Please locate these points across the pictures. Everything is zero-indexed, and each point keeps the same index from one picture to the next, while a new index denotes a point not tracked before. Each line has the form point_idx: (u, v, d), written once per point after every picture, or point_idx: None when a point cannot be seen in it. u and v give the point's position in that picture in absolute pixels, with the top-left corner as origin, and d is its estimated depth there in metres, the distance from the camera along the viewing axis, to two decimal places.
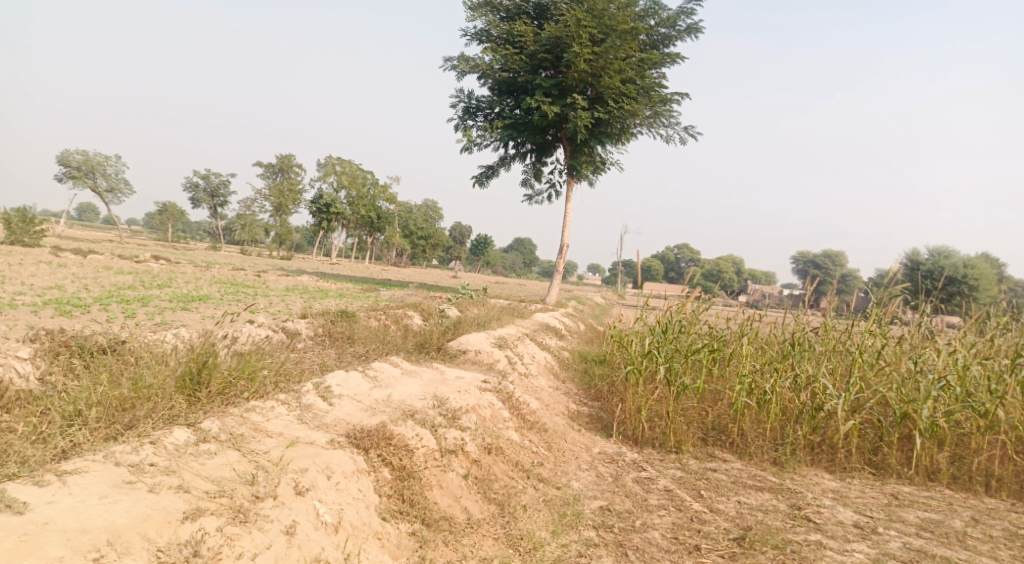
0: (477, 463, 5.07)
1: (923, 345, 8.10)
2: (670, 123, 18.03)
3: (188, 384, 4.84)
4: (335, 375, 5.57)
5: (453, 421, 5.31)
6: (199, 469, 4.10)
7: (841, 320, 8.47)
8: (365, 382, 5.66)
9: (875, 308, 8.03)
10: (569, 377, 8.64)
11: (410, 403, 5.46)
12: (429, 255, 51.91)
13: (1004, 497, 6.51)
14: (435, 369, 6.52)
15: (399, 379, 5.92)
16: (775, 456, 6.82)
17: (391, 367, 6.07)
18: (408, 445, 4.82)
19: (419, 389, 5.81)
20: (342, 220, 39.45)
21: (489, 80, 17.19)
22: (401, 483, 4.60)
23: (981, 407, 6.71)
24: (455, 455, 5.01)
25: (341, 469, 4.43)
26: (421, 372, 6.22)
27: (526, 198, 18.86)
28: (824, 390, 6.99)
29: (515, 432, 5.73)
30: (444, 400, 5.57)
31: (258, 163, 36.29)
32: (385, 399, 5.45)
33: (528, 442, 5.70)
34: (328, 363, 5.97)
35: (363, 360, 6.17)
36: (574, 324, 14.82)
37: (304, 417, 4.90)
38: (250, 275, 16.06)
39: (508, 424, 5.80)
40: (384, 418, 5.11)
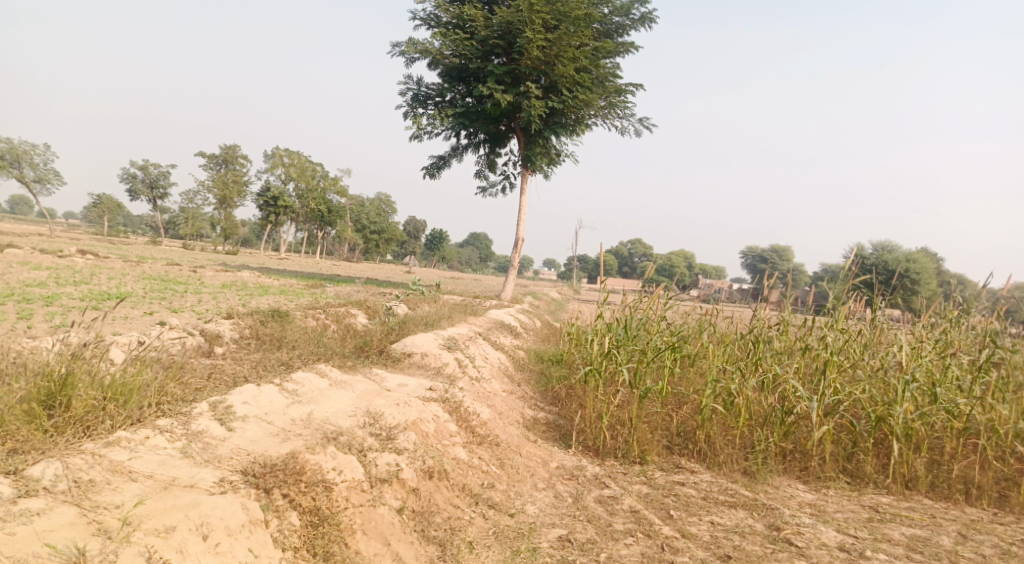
0: (416, 492, 4.45)
1: (887, 340, 7.76)
2: (625, 114, 17.57)
3: (35, 412, 4.12)
4: (242, 391, 4.85)
5: (387, 443, 4.67)
6: (6, 540, 3.40)
7: (800, 317, 8.07)
8: (282, 398, 4.96)
9: (837, 303, 7.61)
10: (524, 379, 8.03)
11: (335, 423, 4.79)
12: (382, 250, 50.83)
13: (985, 506, 6.09)
14: (372, 376, 5.84)
15: (326, 392, 5.23)
16: (746, 466, 6.30)
17: (317, 378, 5.37)
18: (324, 480, 4.16)
19: (348, 404, 5.13)
20: (290, 213, 38.20)
21: (439, 66, 16.45)
22: (313, 530, 3.95)
23: (957, 408, 6.35)
24: (389, 484, 4.38)
25: (224, 524, 3.75)
26: (354, 382, 5.54)
27: (480, 190, 18.20)
28: (794, 392, 6.52)
29: (463, 450, 5.10)
30: (377, 417, 4.92)
31: (200, 154, 34.82)
32: (304, 419, 4.77)
33: (477, 460, 5.07)
34: (245, 373, 5.24)
35: (286, 369, 5.46)
36: (530, 320, 14.21)
37: (189, 450, 4.20)
38: (184, 271, 15.11)
39: (454, 440, 5.17)
40: (297, 445, 4.44)
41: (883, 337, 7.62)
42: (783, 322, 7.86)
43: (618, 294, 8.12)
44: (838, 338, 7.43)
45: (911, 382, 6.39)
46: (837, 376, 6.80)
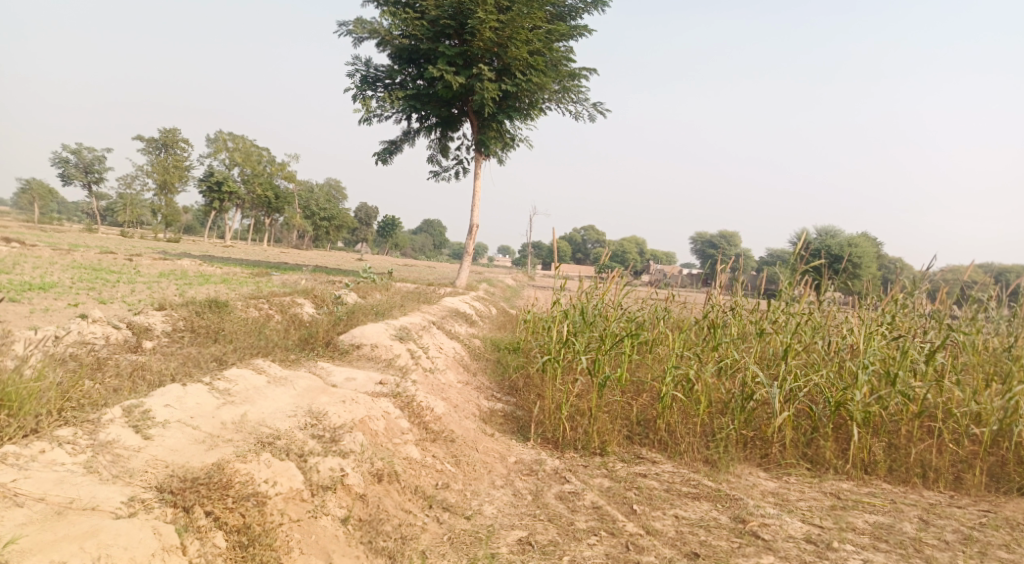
0: (363, 499, 4.17)
1: (840, 323, 7.71)
2: (579, 99, 17.35)
3: None
4: (165, 393, 4.47)
5: (331, 446, 4.39)
6: None
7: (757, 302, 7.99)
8: (212, 399, 4.58)
9: (791, 287, 7.53)
10: (479, 369, 7.75)
11: (272, 425, 4.46)
12: (333, 236, 49.88)
13: (942, 489, 6.04)
14: (317, 371, 5.50)
15: (262, 390, 4.87)
16: (707, 454, 6.14)
17: (253, 375, 4.99)
18: (255, 494, 3.85)
19: (288, 403, 4.78)
20: (235, 199, 37.07)
21: (389, 47, 15.95)
22: (242, 552, 3.62)
23: (913, 392, 6.28)
24: (332, 492, 4.11)
25: (130, 553, 3.37)
26: (295, 377, 5.18)
27: (433, 176, 17.77)
28: (754, 378, 6.39)
29: (415, 448, 4.81)
30: (320, 417, 4.63)
31: (139, 137, 33.47)
32: (237, 422, 4.42)
33: (430, 459, 4.78)
34: (172, 370, 4.84)
35: (219, 365, 5.07)
36: (485, 307, 13.93)
37: (95, 464, 3.81)
38: (120, 259, 14.38)
39: (406, 438, 4.86)
40: (226, 453, 4.10)
41: (839, 320, 7.58)
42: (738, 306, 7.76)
43: (574, 280, 7.91)
44: (792, 321, 7.38)
45: (869, 367, 6.32)
46: (796, 362, 6.69)
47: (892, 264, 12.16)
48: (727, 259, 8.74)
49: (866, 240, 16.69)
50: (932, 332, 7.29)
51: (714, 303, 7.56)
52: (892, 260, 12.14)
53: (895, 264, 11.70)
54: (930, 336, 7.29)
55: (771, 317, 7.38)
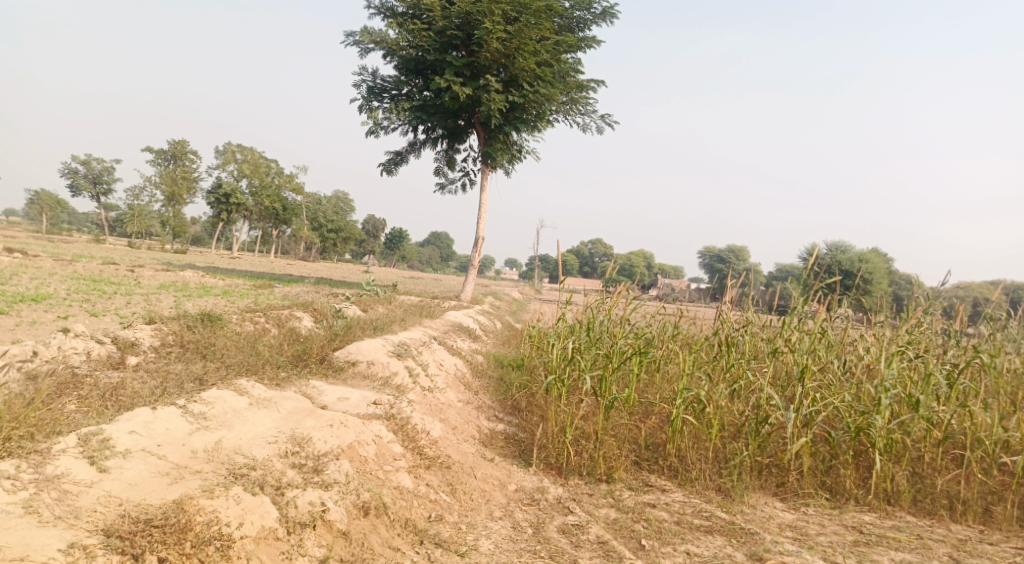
0: (346, 536, 3.94)
1: (856, 342, 7.40)
2: (586, 111, 17.15)
3: None
4: (132, 418, 4.22)
5: (312, 477, 4.15)
6: None
7: (768, 321, 7.68)
8: (185, 424, 4.32)
9: (803, 304, 7.24)
10: (481, 387, 7.47)
11: (249, 453, 4.21)
12: (340, 248, 49.74)
13: (971, 523, 5.70)
14: (306, 390, 5.24)
15: (242, 414, 4.60)
16: (719, 482, 5.82)
17: (235, 396, 4.73)
18: (220, 536, 3.62)
19: (269, 428, 4.51)
20: (242, 211, 36.98)
21: (395, 58, 15.79)
22: None
23: (937, 417, 5.96)
24: (312, 529, 3.88)
25: None
26: (280, 399, 4.91)
27: (438, 188, 17.56)
28: (769, 401, 6.07)
29: (408, 476, 4.56)
30: (303, 443, 4.38)
31: (148, 149, 33.46)
32: (211, 449, 4.17)
33: (424, 488, 4.53)
34: (148, 390, 4.59)
35: (199, 386, 4.81)
36: (491, 322, 13.67)
37: (34, 504, 3.53)
38: (121, 270, 14.18)
39: (397, 465, 4.61)
40: (190, 486, 3.84)
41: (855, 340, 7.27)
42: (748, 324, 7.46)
43: (581, 295, 7.63)
44: (804, 339, 7.09)
45: (888, 391, 6.03)
46: (812, 384, 6.38)
47: (905, 281, 11.86)
48: (736, 274, 8.44)
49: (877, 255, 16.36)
50: (954, 354, 6.96)
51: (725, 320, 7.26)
52: (906, 277, 11.83)
53: (908, 281, 11.40)
54: (950, 358, 6.99)
55: (783, 335, 7.08)
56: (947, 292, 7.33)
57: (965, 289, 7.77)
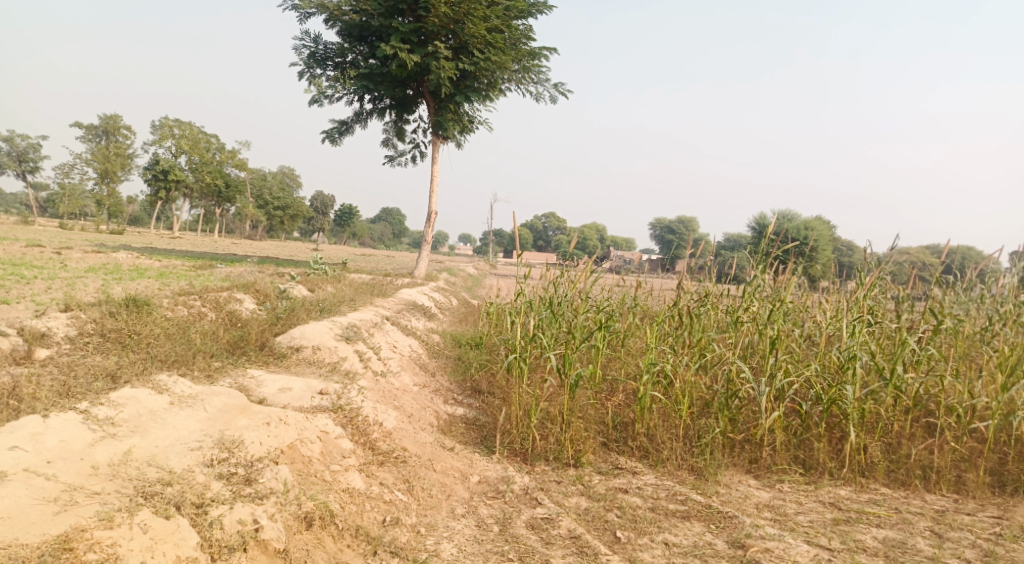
0: (284, 556, 3.54)
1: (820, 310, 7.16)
2: (540, 80, 16.64)
3: None
4: (16, 431, 3.69)
5: (243, 490, 3.70)
6: None
7: (732, 290, 7.41)
8: (87, 434, 3.81)
9: (764, 272, 6.97)
10: (438, 368, 7.05)
11: (166, 463, 3.73)
12: (288, 226, 48.40)
13: (945, 493, 5.50)
14: (242, 383, 4.75)
15: (159, 416, 4.10)
16: (691, 461, 5.53)
17: (152, 395, 4.23)
18: None
19: (192, 431, 4.01)
20: (183, 189, 35.51)
21: (338, 23, 15.02)
22: None
23: (909, 385, 5.77)
24: (241, 552, 3.45)
25: None
26: (208, 395, 4.41)
27: (387, 159, 16.89)
28: (739, 373, 5.80)
29: (358, 476, 4.15)
30: (234, 447, 3.92)
31: (77, 124, 31.76)
32: (119, 462, 3.68)
33: (377, 489, 4.12)
34: (49, 392, 4.07)
35: (110, 385, 4.28)
36: (445, 299, 13.22)
37: None
38: (46, 252, 13.28)
39: (346, 464, 4.20)
40: (83, 515, 3.33)
41: (812, 306, 7.07)
42: (709, 294, 7.17)
43: (539, 269, 7.25)
44: (766, 308, 6.83)
45: (857, 361, 5.83)
46: (783, 354, 6.13)
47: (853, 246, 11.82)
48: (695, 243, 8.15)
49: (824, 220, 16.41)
50: (921, 320, 6.78)
51: (686, 290, 6.95)
52: (849, 243, 11.75)
53: (854, 248, 11.32)
54: (906, 322, 6.83)
55: (743, 305, 6.81)
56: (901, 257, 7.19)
57: (916, 254, 7.66)
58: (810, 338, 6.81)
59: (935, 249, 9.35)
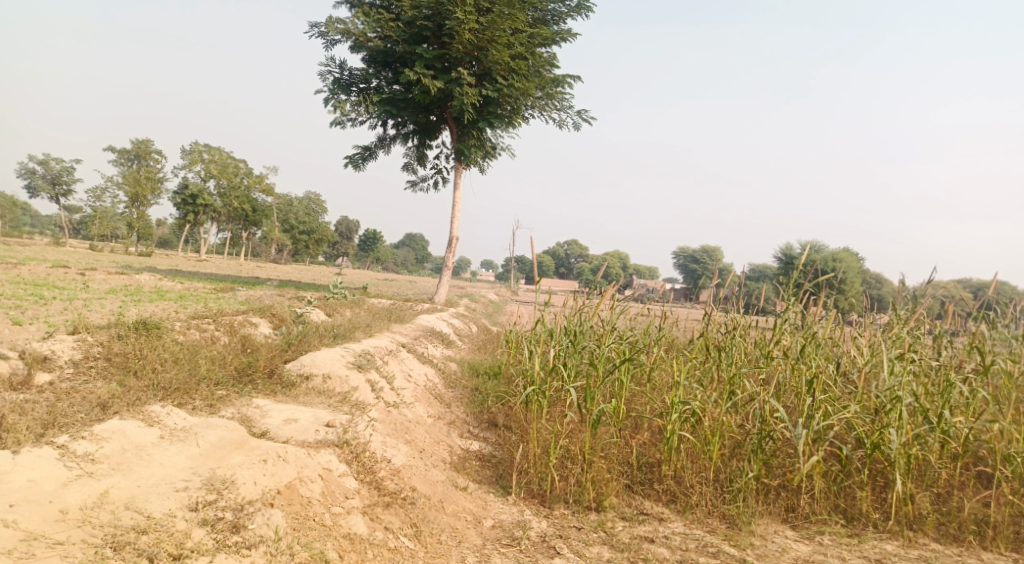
0: None
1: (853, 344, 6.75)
2: (563, 106, 16.50)
3: None
4: None
5: (228, 540, 3.44)
6: None
7: (761, 322, 7.05)
8: (63, 472, 3.62)
9: (794, 301, 6.55)
10: (455, 399, 6.78)
11: (143, 507, 3.50)
12: (312, 251, 48.68)
13: (1002, 550, 5.13)
14: (244, 414, 4.52)
15: (146, 452, 3.90)
16: (722, 508, 5.19)
17: (140, 429, 4.05)
18: None
19: (179, 469, 3.80)
20: (210, 213, 35.85)
21: (363, 49, 15.04)
22: None
23: (957, 430, 5.41)
24: None
25: None
26: (204, 428, 4.21)
27: (409, 185, 16.80)
28: (774, 412, 5.45)
29: (362, 521, 3.89)
30: (224, 487, 3.69)
31: (110, 149, 32.27)
32: (92, 503, 3.47)
33: (381, 534, 3.87)
34: (36, 424, 3.88)
35: (98, 417, 4.09)
36: (466, 326, 13.01)
37: None
38: (70, 274, 13.29)
39: (348, 506, 3.94)
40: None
41: (844, 339, 6.69)
42: (735, 324, 6.80)
43: (561, 298, 6.97)
44: (796, 341, 6.46)
45: (901, 402, 5.47)
46: (820, 391, 5.77)
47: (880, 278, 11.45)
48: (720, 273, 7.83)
49: (849, 251, 16.10)
50: (964, 359, 6.39)
51: (712, 321, 6.61)
52: (875, 274, 11.37)
53: (882, 279, 10.95)
54: (946, 359, 6.42)
55: (773, 339, 6.43)
56: (937, 292, 6.83)
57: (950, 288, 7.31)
58: (844, 374, 6.44)
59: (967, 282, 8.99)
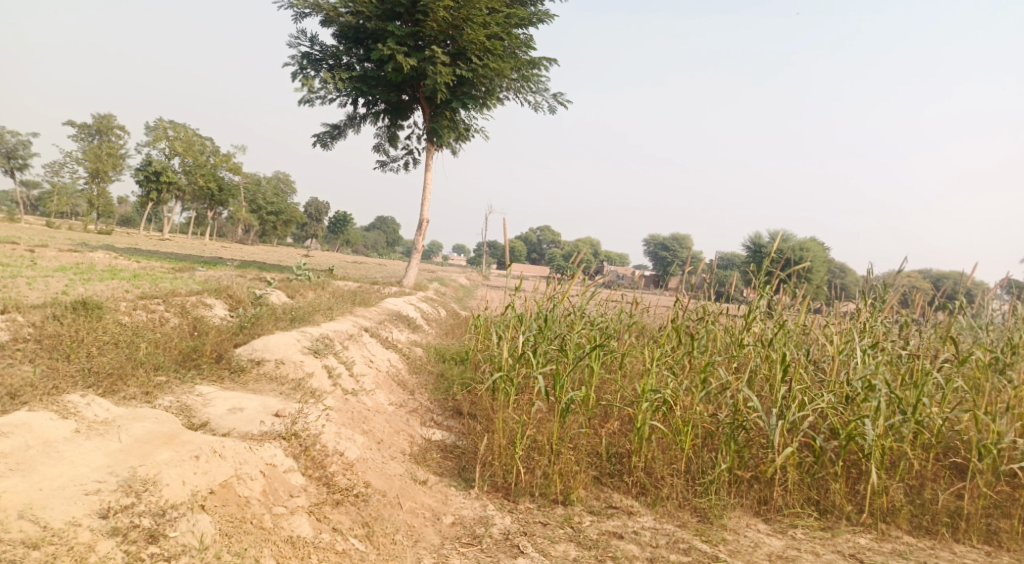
0: None
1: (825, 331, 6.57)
2: (539, 89, 16.18)
3: None
4: None
5: (143, 552, 3.21)
6: None
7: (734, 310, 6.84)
8: None
9: (766, 287, 6.34)
10: (418, 386, 6.50)
11: (41, 515, 3.20)
12: (281, 232, 47.81)
13: (976, 544, 4.98)
14: (182, 406, 4.22)
15: (56, 447, 3.56)
16: (693, 501, 4.99)
17: (51, 422, 3.70)
18: None
19: (94, 468, 3.49)
20: (175, 191, 34.90)
21: (333, 24, 14.53)
22: None
23: (933, 420, 5.27)
24: None
25: None
26: (129, 421, 3.88)
27: (378, 164, 16.36)
28: (747, 402, 5.27)
29: (307, 522, 3.68)
30: (145, 490, 3.41)
31: (69, 122, 31.17)
32: None
33: (328, 537, 3.65)
34: None
35: (4, 408, 3.73)
36: (435, 310, 12.72)
37: None
38: (17, 249, 12.67)
39: (293, 505, 3.73)
40: None
41: (815, 327, 6.52)
42: (704, 310, 6.56)
43: (531, 284, 6.73)
44: (769, 329, 6.27)
45: (878, 390, 5.32)
46: (796, 379, 5.58)
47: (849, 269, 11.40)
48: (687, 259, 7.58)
49: (814, 240, 16.21)
50: (937, 349, 6.27)
51: (681, 307, 6.33)
52: (840, 264, 11.33)
53: (847, 269, 10.87)
54: (920, 349, 6.29)
55: (745, 326, 6.21)
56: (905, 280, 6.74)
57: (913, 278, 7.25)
58: (815, 363, 6.28)
59: (929, 272, 8.97)
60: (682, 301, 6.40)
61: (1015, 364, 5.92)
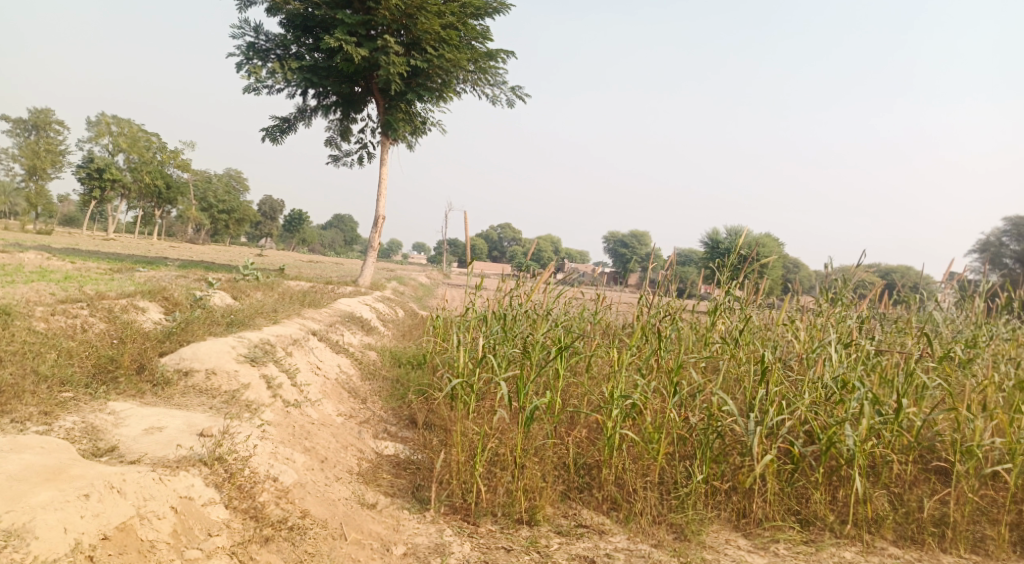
0: None
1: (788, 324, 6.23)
2: (495, 81, 15.75)
3: None
4: None
5: None
6: None
7: (696, 305, 6.49)
8: None
9: (727, 279, 5.99)
10: (372, 393, 6.02)
11: None
12: (233, 231, 46.54)
13: (964, 554, 4.69)
14: (84, 430, 3.75)
15: None
16: (668, 516, 4.63)
17: None
18: None
19: None
20: (119, 190, 33.56)
21: (280, 12, 13.86)
22: None
23: (916, 421, 4.97)
24: None
25: None
26: (7, 453, 3.38)
27: (331, 159, 15.74)
28: (721, 406, 4.91)
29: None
30: (15, 542, 2.97)
31: (4, 118, 29.72)
32: None
33: None
34: None
35: None
36: (392, 310, 12.22)
37: None
38: None
39: (210, 548, 3.34)
40: None
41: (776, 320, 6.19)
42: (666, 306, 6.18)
43: (494, 279, 6.27)
44: (734, 325, 5.93)
45: (856, 391, 4.98)
46: (774, 379, 5.19)
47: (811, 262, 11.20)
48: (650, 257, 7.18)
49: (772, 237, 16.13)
50: (908, 341, 5.99)
51: (645, 301, 5.92)
52: (795, 258, 11.13)
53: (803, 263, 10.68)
54: (892, 344, 6.00)
55: (710, 323, 5.85)
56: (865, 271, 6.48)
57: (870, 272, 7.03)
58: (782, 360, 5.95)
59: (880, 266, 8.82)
60: (647, 296, 6.03)
61: (986, 359, 5.69)
